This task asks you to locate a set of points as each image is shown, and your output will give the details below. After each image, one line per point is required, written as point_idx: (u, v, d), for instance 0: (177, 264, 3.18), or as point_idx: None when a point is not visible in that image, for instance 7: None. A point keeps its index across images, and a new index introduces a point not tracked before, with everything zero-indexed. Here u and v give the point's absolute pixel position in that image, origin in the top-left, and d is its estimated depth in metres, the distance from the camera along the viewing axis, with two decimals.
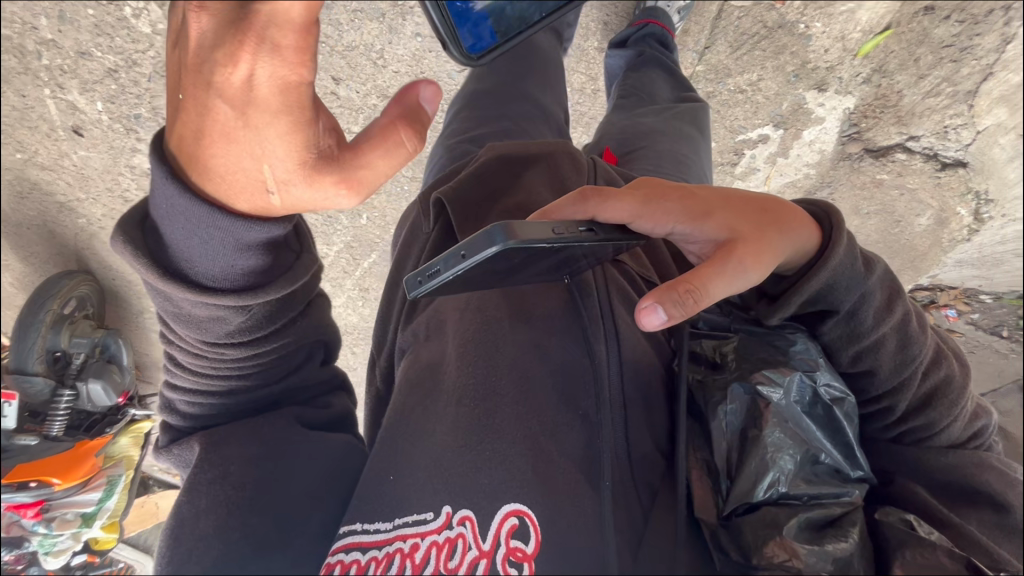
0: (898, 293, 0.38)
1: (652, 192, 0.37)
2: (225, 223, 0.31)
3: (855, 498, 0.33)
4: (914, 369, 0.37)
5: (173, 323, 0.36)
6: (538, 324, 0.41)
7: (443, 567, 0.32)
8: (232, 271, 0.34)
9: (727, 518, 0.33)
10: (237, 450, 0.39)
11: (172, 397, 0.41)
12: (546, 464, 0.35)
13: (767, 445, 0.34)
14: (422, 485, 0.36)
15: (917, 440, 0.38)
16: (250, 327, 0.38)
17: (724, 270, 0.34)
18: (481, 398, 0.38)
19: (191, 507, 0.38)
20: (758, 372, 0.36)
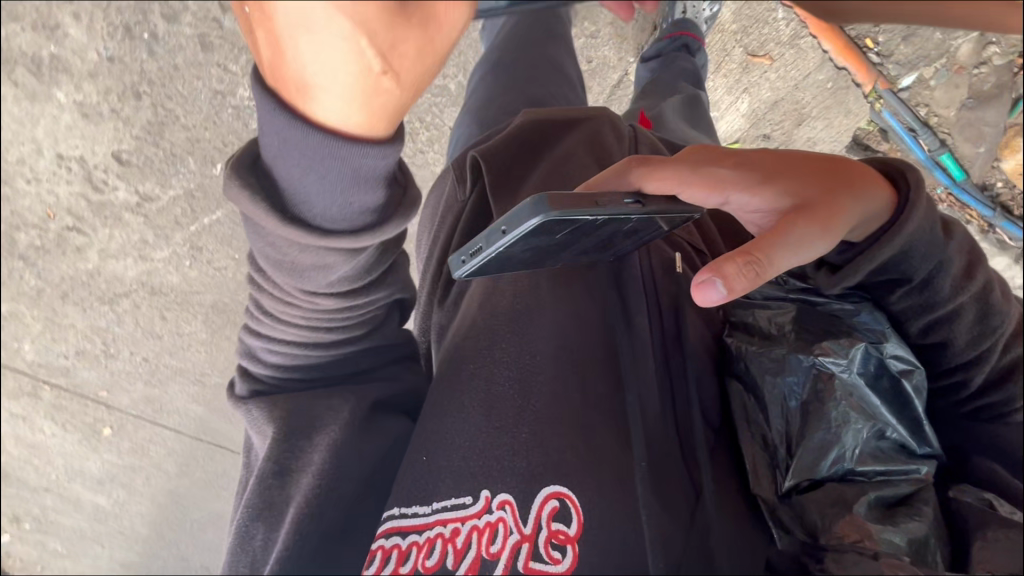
0: (980, 259, 0.36)
1: (702, 161, 0.35)
2: (340, 147, 0.28)
3: (924, 476, 0.33)
4: (992, 341, 0.36)
5: (275, 271, 0.37)
6: (577, 296, 0.42)
7: (486, 552, 0.33)
8: (346, 209, 0.33)
9: (786, 496, 0.34)
10: (313, 431, 0.40)
11: (258, 346, 0.43)
12: (587, 446, 0.36)
13: (831, 420, 0.33)
14: (460, 473, 0.36)
15: (993, 416, 0.37)
16: (347, 279, 0.38)
17: (792, 241, 0.31)
18: (517, 377, 0.38)
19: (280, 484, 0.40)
20: (820, 344, 0.34)
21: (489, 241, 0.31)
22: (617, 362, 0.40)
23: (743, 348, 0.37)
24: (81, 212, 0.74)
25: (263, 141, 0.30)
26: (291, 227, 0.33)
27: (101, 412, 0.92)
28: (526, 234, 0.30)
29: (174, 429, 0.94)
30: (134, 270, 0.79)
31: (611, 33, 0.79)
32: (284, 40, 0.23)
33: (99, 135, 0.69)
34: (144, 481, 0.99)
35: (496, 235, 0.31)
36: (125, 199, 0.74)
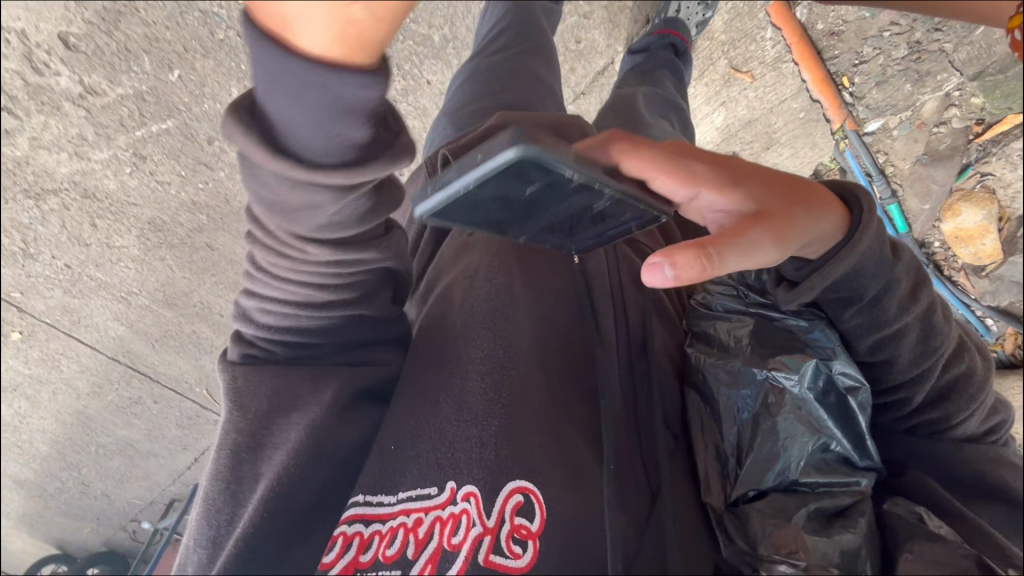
0: (926, 281, 0.38)
1: (677, 151, 0.35)
2: (333, 79, 0.26)
3: (863, 488, 0.35)
4: (933, 360, 0.38)
5: (264, 212, 0.32)
6: (546, 303, 0.46)
7: (447, 543, 0.35)
8: (338, 140, 0.29)
9: (733, 505, 0.35)
10: (288, 410, 0.38)
11: (248, 305, 0.38)
12: (554, 444, 0.39)
13: (778, 432, 0.34)
14: (427, 463, 0.38)
15: (931, 431, 0.40)
16: (343, 223, 0.34)
17: (749, 242, 0.31)
18: (490, 372, 0.41)
19: (247, 463, 0.37)
20: (775, 358, 0.36)
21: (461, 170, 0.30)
22: (579, 368, 0.43)
23: (701, 359, 0.39)
24: (14, 91, 0.69)
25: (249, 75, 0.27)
26: (278, 159, 0.28)
27: (12, 315, 0.88)
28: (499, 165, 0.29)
29: (90, 347, 0.94)
30: (67, 167, 0.76)
31: (604, 18, 0.83)
32: None
33: (44, 10, 0.64)
34: (50, 396, 1.00)
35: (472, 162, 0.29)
36: (66, 87, 0.69)
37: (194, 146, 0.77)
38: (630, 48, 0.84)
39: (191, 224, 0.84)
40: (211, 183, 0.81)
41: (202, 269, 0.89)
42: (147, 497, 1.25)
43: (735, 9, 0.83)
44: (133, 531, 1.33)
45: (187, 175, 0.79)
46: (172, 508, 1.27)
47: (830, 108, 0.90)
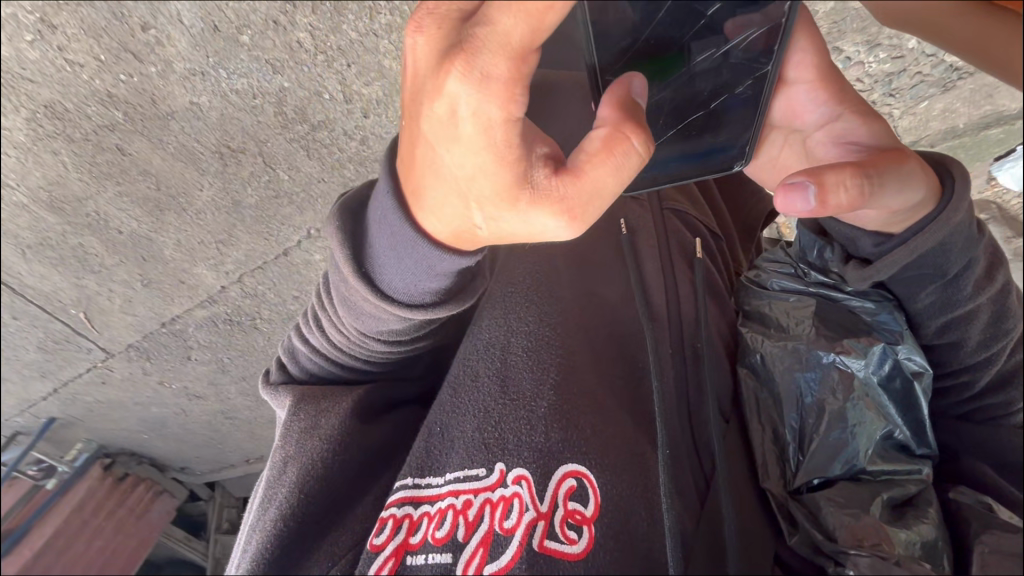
0: (999, 264, 0.62)
1: (836, 70, 0.52)
2: (430, 256, 0.56)
3: (923, 473, 0.64)
4: (999, 341, 0.65)
5: (356, 311, 0.67)
6: (598, 317, 0.78)
7: (503, 525, 0.60)
8: (414, 289, 0.61)
9: (799, 490, 0.66)
10: (332, 401, 0.75)
11: (312, 355, 0.78)
12: (602, 422, 0.67)
13: (850, 420, 0.64)
14: (475, 444, 0.66)
15: (980, 410, 0.70)
16: (398, 327, 0.68)
17: (902, 179, 0.48)
18: (552, 364, 0.69)
19: (302, 446, 0.73)
20: (844, 342, 0.66)
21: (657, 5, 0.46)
22: (620, 360, 0.75)
23: (759, 344, 0.72)
24: None
25: (388, 227, 0.57)
26: (372, 292, 0.62)
27: None
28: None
29: None
30: None
31: None
32: (441, 141, 0.46)
33: None
34: None
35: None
36: None
37: (128, 34, 1.09)
38: None
39: (104, 119, 1.22)
40: (140, 75, 1.15)
41: (110, 172, 1.31)
42: None
43: None
44: (88, 351, 1.76)
45: (107, 61, 1.12)
46: None
47: None
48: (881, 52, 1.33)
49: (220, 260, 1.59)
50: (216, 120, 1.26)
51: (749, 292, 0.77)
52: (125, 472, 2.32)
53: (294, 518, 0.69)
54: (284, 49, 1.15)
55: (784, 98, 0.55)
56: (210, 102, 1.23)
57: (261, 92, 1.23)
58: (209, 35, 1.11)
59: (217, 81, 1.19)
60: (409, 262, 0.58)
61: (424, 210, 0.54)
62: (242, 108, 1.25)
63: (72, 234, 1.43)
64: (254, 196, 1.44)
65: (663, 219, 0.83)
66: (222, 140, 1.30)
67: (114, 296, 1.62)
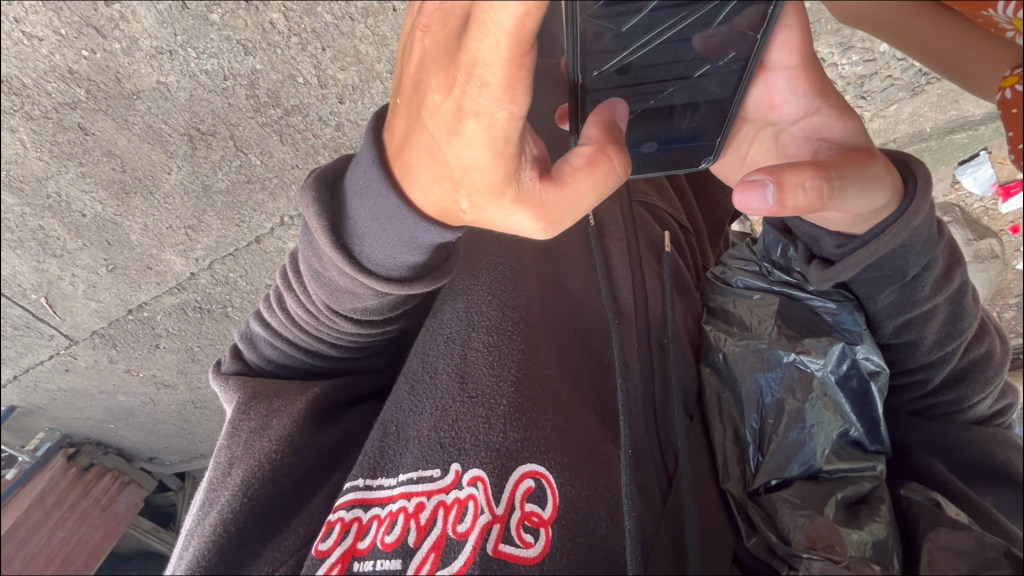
0: (956, 264, 0.62)
1: (816, 62, 0.52)
2: (415, 235, 0.55)
3: (876, 470, 0.66)
4: (957, 343, 0.65)
5: (326, 287, 0.66)
6: (564, 316, 0.78)
7: (455, 531, 0.60)
8: (394, 264, 0.60)
9: (756, 493, 0.67)
10: (281, 402, 0.75)
11: (275, 339, 0.78)
12: (563, 423, 0.68)
13: (808, 420, 0.66)
14: (431, 444, 0.65)
15: (933, 410, 0.72)
16: (372, 304, 0.67)
17: (863, 184, 0.49)
18: (513, 363, 0.69)
19: (250, 446, 0.72)
20: (805, 341, 0.67)
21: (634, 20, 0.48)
22: (580, 361, 0.75)
23: (722, 343, 0.74)
24: None
25: (363, 203, 0.56)
26: (346, 266, 0.60)
27: None
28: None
29: None
30: None
31: None
32: (436, 131, 0.46)
33: None
34: None
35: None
36: None
37: (92, 8, 1.05)
38: None
39: (65, 96, 1.17)
40: (103, 51, 1.11)
41: (71, 152, 1.26)
42: None
43: None
44: (50, 338, 1.72)
45: (68, 35, 1.08)
46: None
47: None
48: (855, 54, 1.36)
49: (189, 246, 1.54)
50: (185, 101, 1.22)
51: (715, 289, 0.80)
52: (90, 461, 2.26)
53: (236, 522, 0.67)
54: (256, 29, 1.13)
55: (763, 86, 0.55)
56: (179, 82, 1.19)
57: (232, 74, 1.19)
58: (176, 13, 1.09)
59: (185, 61, 1.15)
60: (395, 238, 0.57)
61: (408, 188, 0.53)
62: (212, 90, 1.21)
63: (31, 216, 1.38)
64: (225, 181, 1.40)
65: (631, 215, 0.84)
66: (192, 122, 1.26)
67: (77, 281, 1.56)
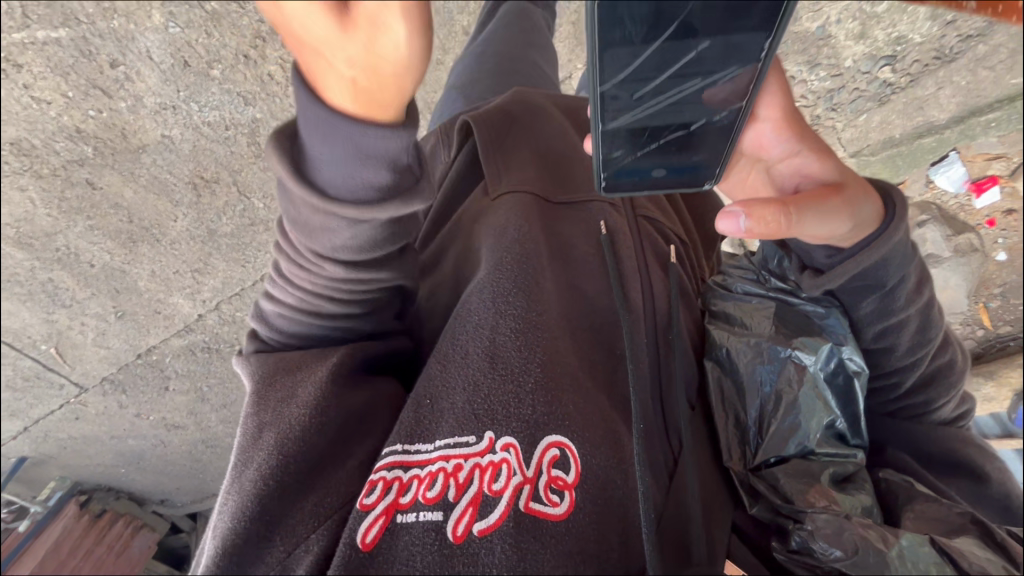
0: (926, 280, 0.69)
1: (797, 114, 0.57)
2: (356, 136, 0.49)
3: (857, 459, 0.71)
4: (927, 347, 0.72)
5: (304, 231, 0.63)
6: (581, 302, 0.79)
7: (490, 488, 0.62)
8: (359, 183, 0.56)
9: (754, 469, 0.70)
10: (308, 367, 0.72)
11: (282, 308, 0.75)
12: (582, 401, 0.69)
13: (803, 408, 0.69)
14: (466, 415, 0.66)
15: (904, 412, 0.79)
16: (353, 241, 0.64)
17: (823, 212, 0.55)
18: (538, 344, 0.70)
19: (278, 410, 0.69)
20: (799, 341, 0.70)
21: (636, 58, 0.45)
22: (602, 342, 0.78)
23: (724, 339, 0.76)
24: None
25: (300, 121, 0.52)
26: (308, 193, 0.56)
27: None
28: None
29: None
30: None
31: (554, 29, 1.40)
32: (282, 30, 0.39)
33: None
34: None
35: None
36: None
37: (97, 71, 1.16)
38: None
39: (73, 154, 1.25)
40: (109, 110, 1.21)
41: (79, 207, 1.33)
42: None
43: None
44: (60, 388, 1.75)
45: (76, 98, 1.18)
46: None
47: None
48: (822, 71, 1.50)
49: (196, 288, 1.59)
50: (189, 151, 1.31)
51: (715, 295, 0.82)
52: (103, 508, 2.28)
53: (273, 478, 0.63)
54: (255, 81, 1.26)
55: (753, 135, 0.58)
56: (182, 135, 1.28)
57: (233, 124, 1.31)
58: (178, 70, 1.20)
59: (188, 114, 1.26)
60: (338, 149, 0.51)
61: (322, 89, 0.46)
62: (214, 140, 1.31)
63: (41, 269, 1.43)
64: (229, 225, 1.47)
65: (636, 227, 0.86)
66: (196, 171, 1.34)
67: (86, 329, 1.61)
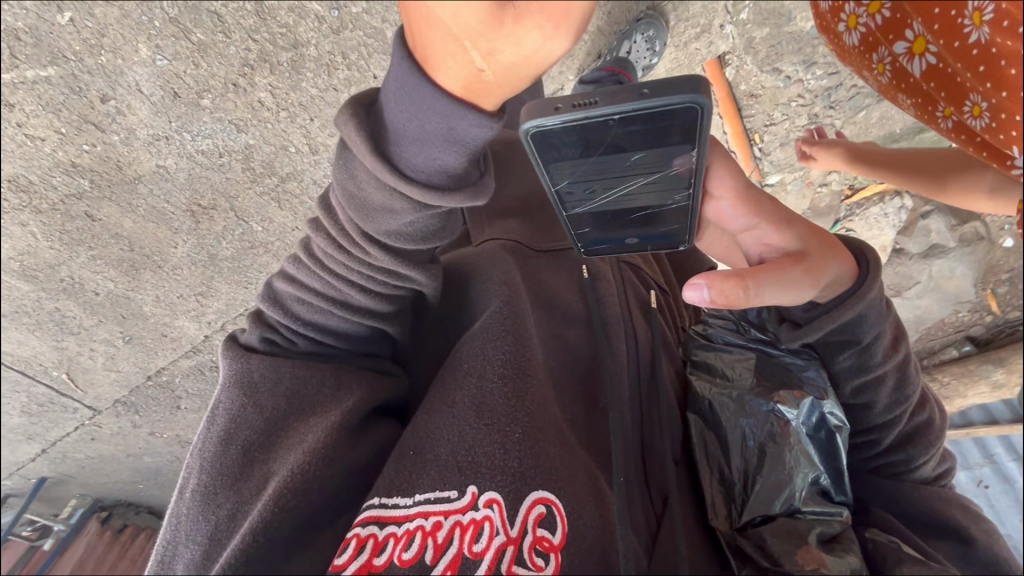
0: (903, 336, 0.69)
1: (755, 187, 0.54)
2: (451, 118, 0.47)
3: (843, 517, 0.68)
4: (903, 404, 0.72)
5: (355, 203, 0.55)
6: (559, 349, 0.74)
7: (470, 550, 0.52)
8: (434, 169, 0.52)
9: (741, 528, 0.69)
10: (324, 405, 0.61)
11: (300, 303, 0.63)
12: (570, 457, 0.62)
13: (791, 464, 0.68)
14: (449, 467, 0.58)
15: (887, 470, 0.78)
16: (408, 233, 0.58)
17: (783, 283, 0.50)
18: (525, 396, 0.64)
19: (291, 456, 0.57)
20: (780, 393, 0.70)
21: (583, 160, 0.52)
22: (586, 390, 0.73)
23: (707, 391, 0.77)
24: None
25: (390, 96, 0.49)
26: (377, 162, 0.51)
27: None
28: (660, 100, 0.44)
29: None
30: None
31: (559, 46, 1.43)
32: None
33: None
34: None
35: (635, 97, 0.44)
36: None
37: (88, 106, 1.14)
38: (583, 79, 1.42)
39: (70, 188, 1.23)
40: (103, 144, 1.19)
41: (78, 238, 1.32)
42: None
43: (677, 60, 1.52)
44: (75, 410, 1.73)
45: (69, 133, 1.16)
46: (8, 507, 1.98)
47: (721, 91, 1.62)
48: (819, 69, 1.54)
49: (200, 311, 1.58)
50: (185, 180, 1.30)
51: (696, 346, 0.84)
52: (124, 523, 2.27)
53: (265, 537, 0.50)
54: (246, 108, 1.24)
55: (713, 208, 0.57)
56: (176, 164, 1.27)
57: (227, 150, 1.29)
58: (169, 102, 1.18)
59: (182, 144, 1.24)
60: (427, 129, 0.48)
61: (430, 67, 0.44)
62: (209, 167, 1.30)
63: (47, 299, 1.41)
64: (229, 249, 1.47)
65: (620, 274, 0.86)
66: (193, 199, 1.34)
67: (96, 354, 1.58)
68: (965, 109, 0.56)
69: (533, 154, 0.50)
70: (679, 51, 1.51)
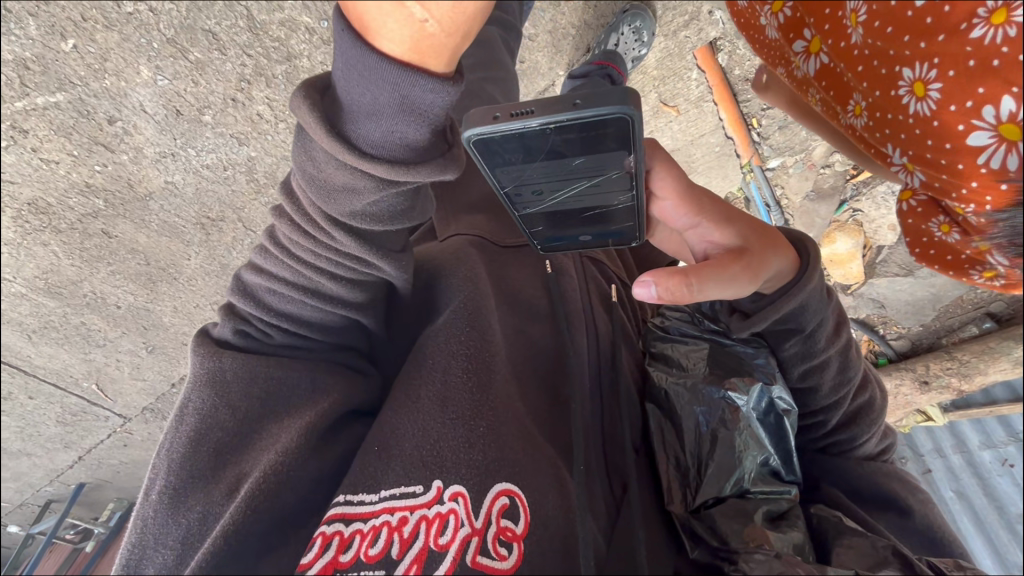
0: (844, 322, 0.74)
1: (694, 188, 0.57)
2: (403, 85, 0.45)
3: (792, 496, 0.70)
4: (847, 386, 0.75)
5: (316, 184, 0.55)
6: (525, 344, 0.76)
7: (436, 543, 0.55)
8: (392, 146, 0.50)
9: (695, 512, 0.68)
10: (298, 405, 0.64)
11: (272, 297, 0.64)
12: (531, 450, 0.65)
13: (739, 448, 0.68)
14: (414, 462, 0.60)
15: (835, 451, 0.80)
16: (371, 215, 0.58)
17: (725, 279, 0.52)
18: (488, 392, 0.66)
19: (268, 454, 0.60)
20: (732, 380, 0.70)
21: (521, 160, 0.56)
22: (552, 383, 0.75)
23: (662, 381, 0.76)
24: None
25: (337, 77, 0.47)
26: (331, 139, 0.49)
27: None
28: (590, 112, 0.48)
29: None
30: None
31: (546, 42, 1.43)
32: None
33: None
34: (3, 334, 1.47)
35: (568, 107, 0.49)
36: None
37: (97, 129, 1.18)
38: (572, 74, 1.40)
39: (86, 208, 1.29)
40: (114, 164, 1.24)
41: (97, 255, 1.38)
42: (19, 499, 1.99)
43: (669, 48, 1.51)
44: (106, 418, 1.81)
45: (81, 155, 1.21)
46: (50, 512, 2.06)
47: (715, 78, 1.61)
48: None
49: None
50: (193, 195, 1.35)
51: (653, 337, 0.82)
52: None
53: (239, 534, 0.54)
54: (246, 122, 1.27)
55: (658, 208, 0.60)
56: (184, 179, 1.32)
57: (230, 164, 1.33)
58: (172, 120, 1.22)
59: (187, 160, 1.29)
60: (380, 101, 0.46)
61: (370, 34, 0.43)
62: (215, 181, 1.35)
63: (73, 314, 1.48)
64: (241, 258, 1.51)
65: (584, 270, 0.87)
66: (201, 213, 1.39)
67: (122, 364, 1.65)
68: (849, 108, 0.67)
69: (482, 164, 0.55)
70: (672, 38, 1.50)
